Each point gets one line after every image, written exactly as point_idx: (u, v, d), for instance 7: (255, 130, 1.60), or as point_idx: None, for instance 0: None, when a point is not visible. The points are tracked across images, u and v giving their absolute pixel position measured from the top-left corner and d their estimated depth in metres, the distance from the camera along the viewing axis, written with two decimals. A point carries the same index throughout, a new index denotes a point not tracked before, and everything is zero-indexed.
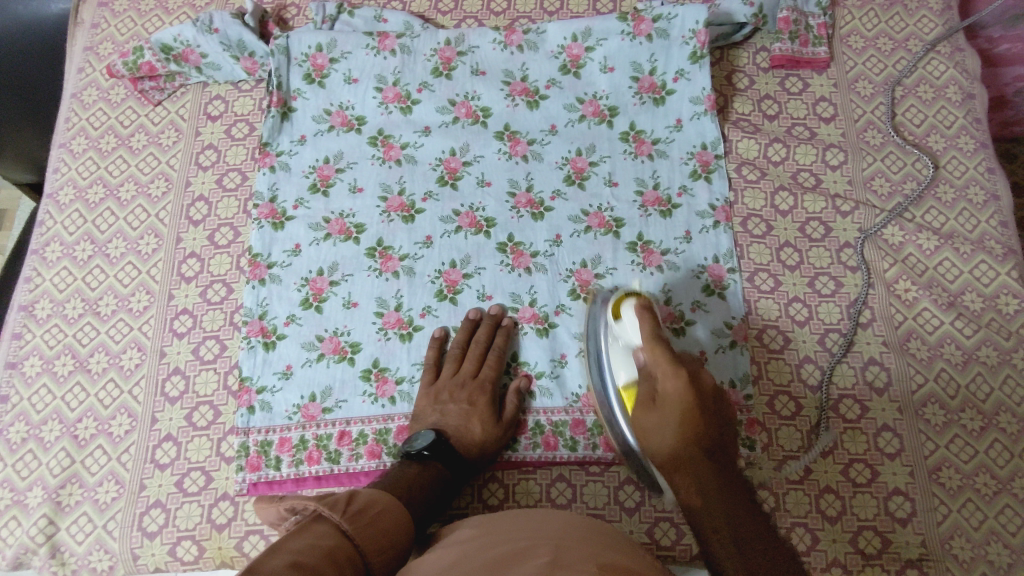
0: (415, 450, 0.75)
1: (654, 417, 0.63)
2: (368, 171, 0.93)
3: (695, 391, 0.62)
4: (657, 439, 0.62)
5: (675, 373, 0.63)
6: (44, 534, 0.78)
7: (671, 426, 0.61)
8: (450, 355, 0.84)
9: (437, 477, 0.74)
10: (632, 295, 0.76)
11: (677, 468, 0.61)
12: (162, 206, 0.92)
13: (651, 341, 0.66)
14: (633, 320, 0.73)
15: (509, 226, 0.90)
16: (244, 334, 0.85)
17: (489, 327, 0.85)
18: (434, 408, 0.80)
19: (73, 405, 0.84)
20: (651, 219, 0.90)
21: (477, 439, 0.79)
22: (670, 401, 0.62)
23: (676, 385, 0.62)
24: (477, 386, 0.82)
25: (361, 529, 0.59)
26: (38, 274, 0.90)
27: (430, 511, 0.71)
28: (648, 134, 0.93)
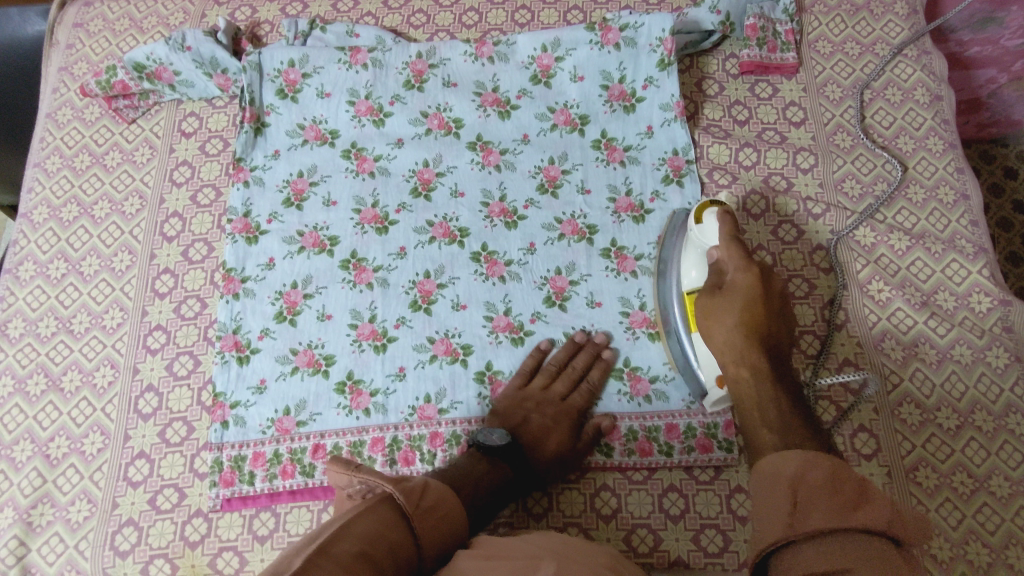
0: (490, 442, 0.73)
1: (720, 304, 0.69)
2: (342, 184, 0.93)
3: (764, 289, 0.68)
4: (720, 324, 0.68)
5: (745, 267, 0.68)
6: (15, 556, 0.77)
7: (736, 320, 0.67)
8: (547, 369, 0.83)
9: (504, 478, 0.71)
10: (717, 206, 0.77)
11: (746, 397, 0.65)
12: (136, 223, 0.92)
13: (729, 241, 0.71)
14: (714, 226, 0.75)
15: (483, 236, 0.91)
16: (218, 349, 0.85)
17: (575, 345, 0.84)
18: (519, 411, 0.80)
19: (45, 424, 0.83)
20: (624, 225, 0.91)
21: (547, 457, 0.77)
22: (739, 287, 0.68)
23: (747, 276, 0.68)
24: (565, 408, 0.81)
25: (426, 526, 0.55)
26: (11, 294, 0.90)
27: (489, 513, 0.68)
28: (620, 141, 0.94)
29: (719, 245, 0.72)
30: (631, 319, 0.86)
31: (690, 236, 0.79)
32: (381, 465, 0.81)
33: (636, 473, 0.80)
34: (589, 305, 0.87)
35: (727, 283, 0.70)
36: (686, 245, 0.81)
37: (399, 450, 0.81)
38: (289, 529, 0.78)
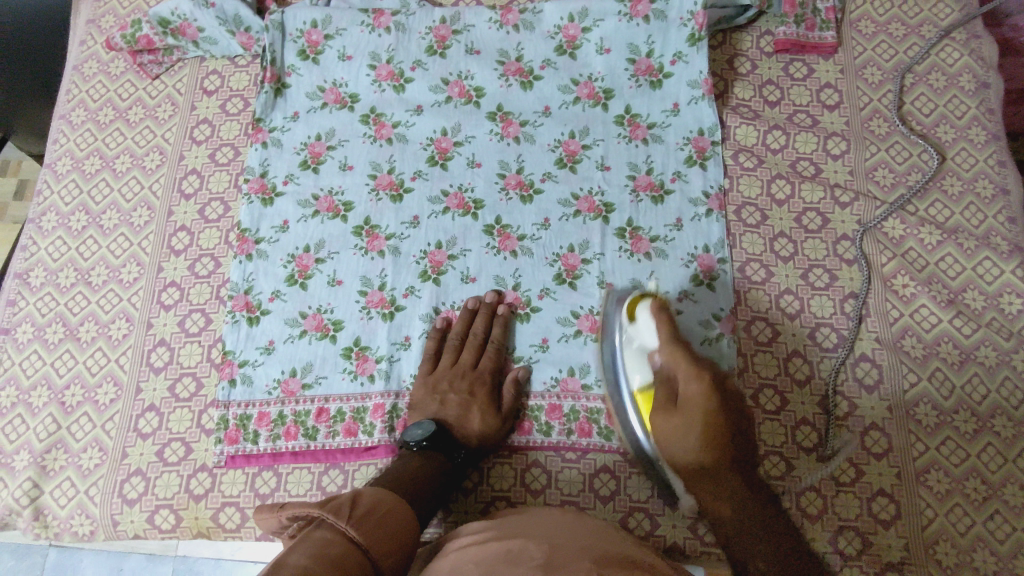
0: (414, 442, 0.75)
1: (678, 420, 0.64)
2: (359, 149, 0.93)
3: (719, 400, 0.62)
4: (682, 446, 0.64)
5: (698, 375, 0.63)
6: (28, 497, 0.80)
7: (696, 428, 0.62)
8: (449, 346, 0.84)
9: (440, 468, 0.73)
10: (649, 299, 0.73)
11: (701, 475, 0.64)
12: (155, 179, 0.93)
13: (673, 344, 0.66)
14: (650, 325, 0.70)
15: (498, 208, 0.90)
16: (229, 308, 0.86)
17: (467, 317, 0.85)
18: (434, 397, 0.80)
19: (61, 371, 0.85)
20: (643, 205, 0.89)
21: (475, 431, 0.78)
22: (692, 403, 0.63)
23: (698, 388, 0.63)
24: (476, 377, 0.82)
25: (370, 531, 0.56)
26: (33, 243, 0.91)
27: (433, 502, 0.70)
28: (644, 118, 0.91)
29: (661, 349, 0.68)
30: None
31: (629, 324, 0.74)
32: (379, 432, 0.81)
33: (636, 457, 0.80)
34: (600, 285, 0.86)
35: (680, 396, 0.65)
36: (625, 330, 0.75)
37: (398, 418, 0.81)
38: (290, 489, 0.80)
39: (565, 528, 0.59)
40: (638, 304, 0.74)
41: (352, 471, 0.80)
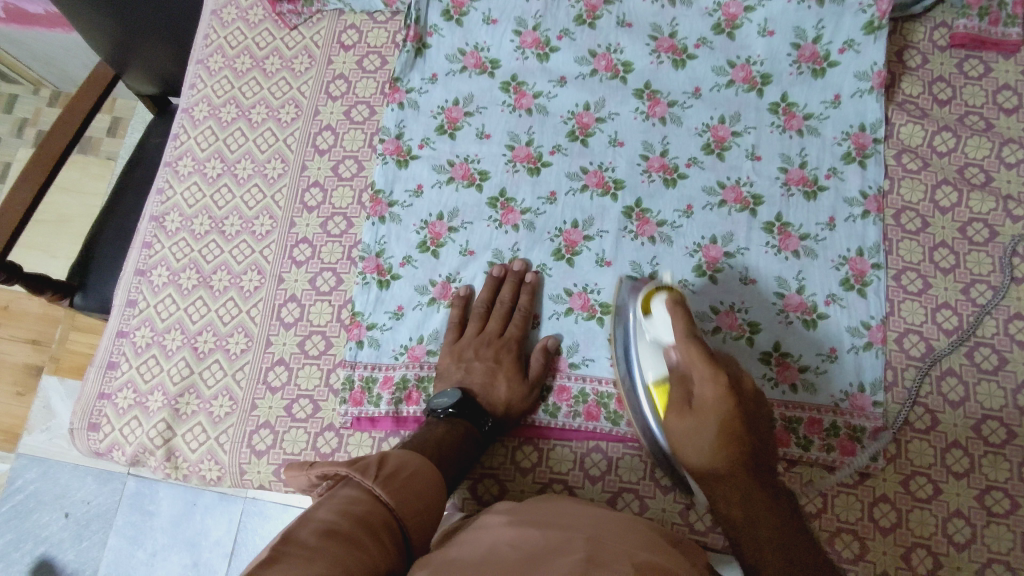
0: (440, 409, 0.74)
1: (692, 421, 0.65)
2: (497, 118, 0.90)
3: (735, 400, 0.63)
4: (692, 449, 0.65)
5: (713, 377, 0.63)
6: (161, 438, 0.81)
7: (710, 435, 0.64)
8: (475, 314, 0.83)
9: (468, 434, 0.73)
10: (666, 290, 0.71)
11: (709, 476, 0.65)
12: (291, 132, 0.92)
13: (686, 342, 0.65)
14: (666, 317, 0.69)
15: (639, 190, 0.86)
16: (360, 269, 0.85)
17: (492, 285, 0.83)
18: (458, 365, 0.79)
19: (194, 318, 0.86)
20: (794, 200, 0.84)
21: (502, 398, 0.78)
22: (709, 405, 0.64)
23: (715, 389, 0.63)
24: (503, 344, 0.81)
25: (394, 492, 0.57)
26: (170, 187, 0.92)
27: (464, 467, 0.71)
28: (801, 108, 0.87)
29: (678, 346, 0.67)
30: (786, 301, 0.81)
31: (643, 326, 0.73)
32: None
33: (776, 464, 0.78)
34: (743, 281, 0.83)
35: (695, 400, 0.66)
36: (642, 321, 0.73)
37: None
38: None
39: (604, 523, 0.60)
40: (653, 295, 0.72)
41: None
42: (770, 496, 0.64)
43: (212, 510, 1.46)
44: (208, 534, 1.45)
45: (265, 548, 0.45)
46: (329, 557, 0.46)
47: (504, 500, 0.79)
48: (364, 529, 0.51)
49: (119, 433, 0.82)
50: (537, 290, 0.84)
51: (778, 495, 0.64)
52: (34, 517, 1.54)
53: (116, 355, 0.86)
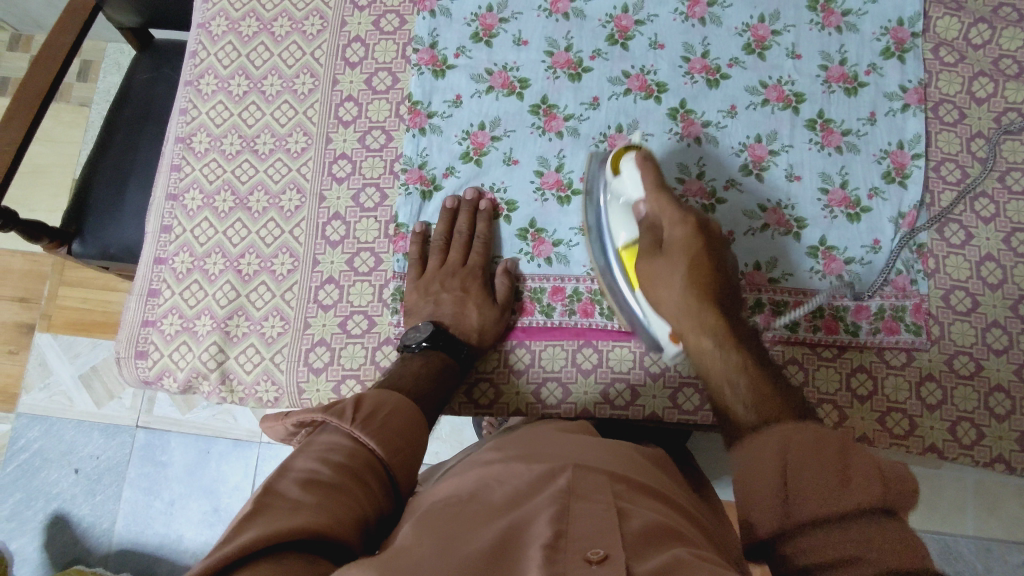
0: (415, 343, 0.75)
1: (663, 262, 0.73)
2: (534, 23, 0.88)
3: (701, 238, 0.73)
4: (668, 285, 0.72)
5: (682, 219, 0.73)
6: (215, 361, 0.80)
7: (683, 262, 0.72)
8: (434, 247, 0.83)
9: (445, 364, 0.74)
10: (633, 149, 0.77)
11: (686, 314, 0.70)
12: (317, 45, 0.90)
13: (658, 193, 0.74)
14: (635, 173, 0.76)
15: (682, 93, 0.86)
16: (404, 181, 0.84)
17: (446, 217, 0.83)
18: (426, 300, 0.80)
19: (235, 241, 0.84)
20: (835, 97, 0.85)
21: (475, 324, 0.79)
22: (680, 245, 0.73)
23: (684, 230, 0.73)
24: (467, 273, 0.81)
25: (377, 434, 0.57)
26: (194, 107, 0.89)
27: (446, 395, 0.71)
28: (840, 4, 0.86)
29: (647, 199, 0.75)
30: (830, 196, 0.83)
31: (609, 187, 0.79)
32: (560, 314, 0.82)
33: (827, 351, 0.80)
34: (788, 179, 0.83)
35: (666, 240, 0.75)
36: (606, 200, 0.80)
37: (579, 301, 0.81)
38: (479, 367, 0.81)
39: (582, 445, 0.62)
40: (622, 155, 0.78)
41: (538, 351, 0.81)
42: (744, 343, 0.67)
43: (227, 456, 1.47)
44: (225, 481, 1.45)
45: (248, 501, 0.47)
46: (308, 506, 0.47)
47: (569, 402, 0.80)
48: (347, 477, 0.52)
49: (169, 359, 0.81)
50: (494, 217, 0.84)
51: (757, 354, 0.66)
52: (43, 475, 1.51)
53: (157, 282, 0.84)
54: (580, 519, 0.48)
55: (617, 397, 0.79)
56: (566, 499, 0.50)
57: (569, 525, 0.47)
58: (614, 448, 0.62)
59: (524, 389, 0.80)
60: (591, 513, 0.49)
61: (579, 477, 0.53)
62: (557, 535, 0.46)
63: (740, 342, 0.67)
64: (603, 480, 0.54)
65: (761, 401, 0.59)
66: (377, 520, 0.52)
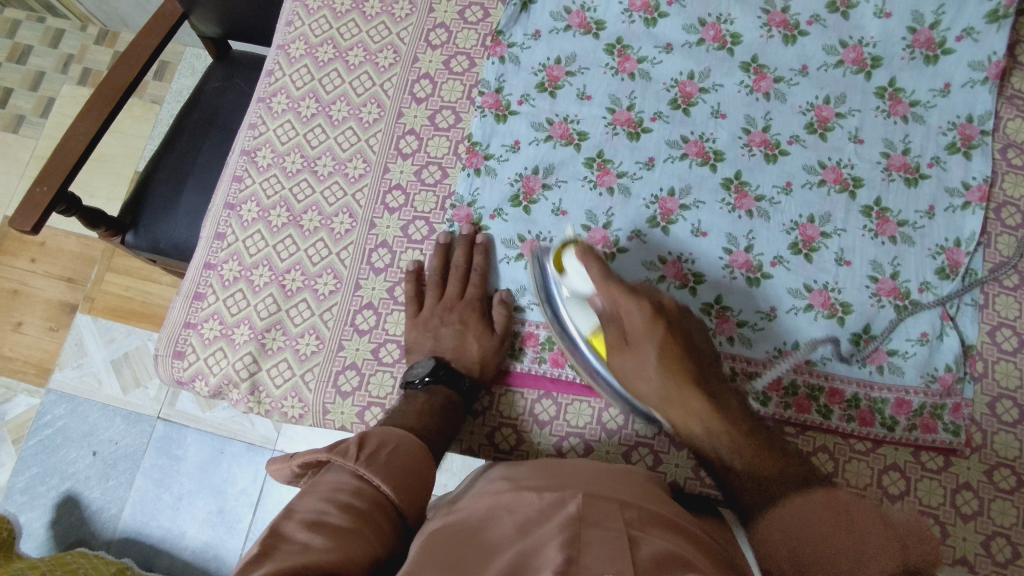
0: (415, 381, 0.76)
1: (631, 357, 0.70)
2: (599, 79, 0.90)
3: (663, 313, 0.70)
4: (642, 378, 0.70)
5: (639, 306, 0.69)
6: (248, 370, 0.82)
7: (653, 349, 0.69)
8: (430, 283, 0.83)
9: (446, 399, 0.75)
10: (572, 245, 0.75)
11: (673, 404, 0.68)
12: (388, 78, 0.93)
13: (606, 282, 0.70)
14: (579, 270, 0.73)
15: (739, 163, 0.86)
16: (451, 218, 0.86)
17: (440, 253, 0.84)
18: (428, 335, 0.81)
19: (283, 256, 0.86)
20: (894, 186, 0.84)
21: (476, 356, 0.79)
22: (643, 334, 0.70)
23: (644, 321, 0.70)
24: (465, 305, 0.82)
25: (384, 473, 0.58)
26: (263, 123, 0.93)
27: (448, 428, 0.73)
28: (908, 94, 0.86)
29: (598, 292, 0.71)
30: (880, 285, 0.81)
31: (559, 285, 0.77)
32: None
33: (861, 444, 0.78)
34: (837, 263, 0.82)
35: (629, 333, 0.71)
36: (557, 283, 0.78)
37: None
38: (501, 410, 0.81)
39: (598, 479, 0.61)
40: (563, 253, 0.75)
41: (564, 403, 0.80)
42: (753, 434, 0.67)
43: (239, 459, 1.48)
44: (234, 483, 1.46)
45: (255, 544, 0.46)
46: (318, 546, 0.47)
47: (589, 458, 0.79)
48: (361, 518, 0.52)
49: (205, 363, 0.83)
50: (490, 248, 0.84)
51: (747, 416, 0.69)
52: (62, 453, 1.53)
53: (204, 287, 0.86)
54: (593, 548, 0.46)
55: (638, 460, 0.78)
56: (576, 526, 0.49)
57: (580, 551, 0.46)
58: (633, 484, 0.61)
59: (546, 440, 0.80)
60: (603, 539, 0.47)
61: (590, 503, 0.52)
62: (567, 561, 0.45)
63: (749, 429, 0.68)
64: (615, 507, 0.53)
65: (755, 475, 0.65)
66: (388, 557, 0.52)
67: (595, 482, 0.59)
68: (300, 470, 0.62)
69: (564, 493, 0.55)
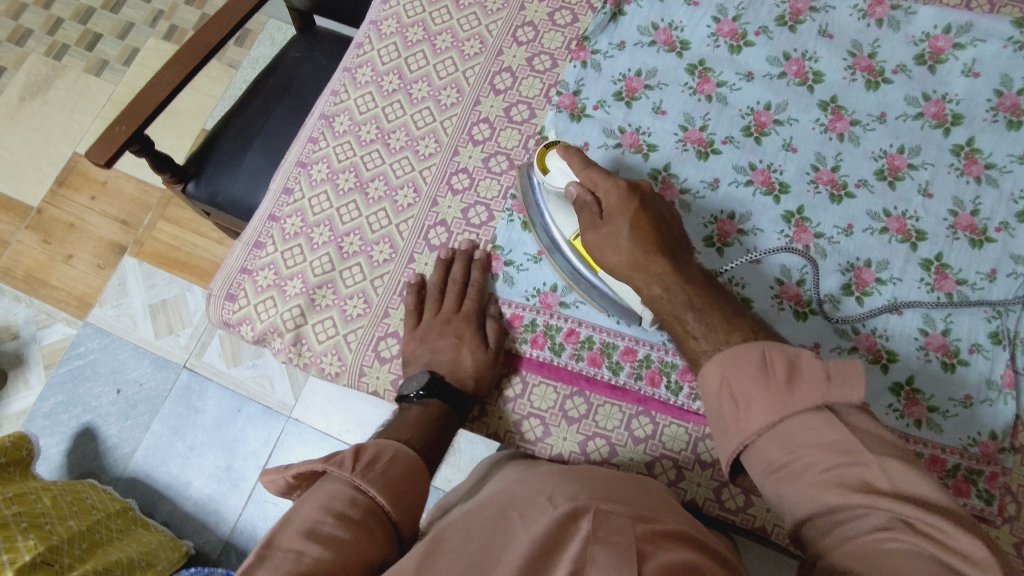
0: (411, 395, 0.77)
1: (606, 234, 0.74)
2: (677, 96, 0.91)
3: (635, 197, 0.74)
4: (614, 249, 0.74)
5: (616, 184, 0.74)
6: (294, 323, 0.84)
7: (625, 226, 0.73)
8: (429, 297, 0.84)
9: (439, 412, 0.75)
10: (555, 146, 0.80)
11: (636, 269, 0.72)
12: (471, 66, 0.96)
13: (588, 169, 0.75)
14: (561, 167, 0.78)
15: (803, 199, 0.86)
16: (509, 207, 0.87)
17: (440, 267, 0.85)
18: (423, 349, 0.81)
19: (345, 219, 0.89)
20: (958, 244, 0.83)
21: (470, 369, 0.79)
22: (617, 210, 0.74)
23: (615, 197, 0.74)
24: (462, 318, 0.82)
25: (384, 487, 0.59)
26: (345, 91, 0.96)
27: (442, 442, 0.73)
28: (985, 155, 0.85)
29: (578, 183, 0.76)
30: (929, 339, 0.80)
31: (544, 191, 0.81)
32: (625, 375, 0.79)
33: None
34: (889, 311, 0.81)
35: (605, 215, 0.75)
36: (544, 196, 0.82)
37: (648, 368, 0.79)
38: (533, 401, 0.82)
39: (615, 487, 0.61)
40: (546, 156, 0.80)
41: (595, 405, 0.81)
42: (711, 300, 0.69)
43: (255, 420, 1.51)
44: (245, 442, 1.49)
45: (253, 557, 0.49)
46: (313, 557, 0.49)
47: (612, 463, 0.79)
48: (357, 534, 0.53)
49: (254, 309, 0.86)
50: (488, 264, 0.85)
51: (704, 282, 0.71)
52: (87, 386, 1.58)
53: (264, 237, 0.89)
54: (598, 566, 0.47)
55: (660, 472, 0.78)
56: (586, 544, 0.49)
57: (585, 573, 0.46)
58: (650, 495, 0.61)
59: (571, 438, 0.80)
60: (610, 556, 0.48)
61: (602, 517, 0.52)
62: None
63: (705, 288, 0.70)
64: (629, 521, 0.53)
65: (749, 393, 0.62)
66: (381, 566, 0.54)
67: (610, 490, 0.59)
68: (296, 481, 0.61)
69: (578, 502, 0.55)
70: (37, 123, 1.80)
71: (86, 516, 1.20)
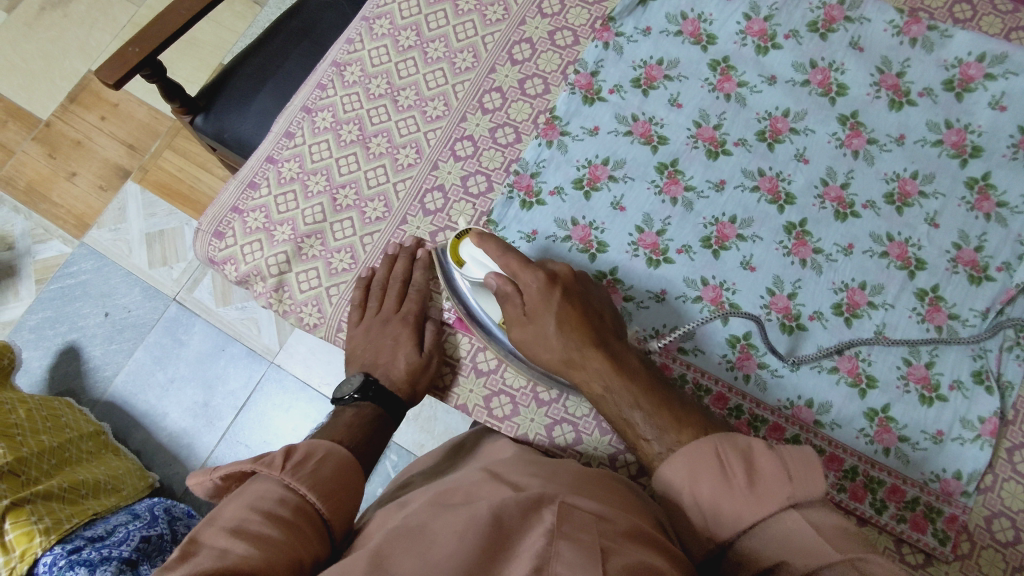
0: (347, 397, 0.76)
1: (529, 329, 0.73)
2: (695, 91, 0.89)
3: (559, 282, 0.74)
4: (541, 348, 0.73)
5: (536, 274, 0.73)
6: (278, 269, 0.84)
7: (549, 326, 0.72)
8: (370, 292, 0.82)
9: (374, 416, 0.75)
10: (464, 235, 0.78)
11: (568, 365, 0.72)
12: (491, 32, 0.94)
13: (505, 256, 0.73)
14: (473, 254, 0.76)
15: (807, 212, 0.84)
16: (511, 182, 0.86)
17: (386, 263, 0.83)
18: (361, 350, 0.81)
19: (342, 171, 0.88)
20: (956, 278, 0.81)
21: (403, 371, 0.78)
22: (538, 305, 0.73)
23: (537, 283, 0.73)
24: (400, 320, 0.81)
25: (316, 487, 0.59)
26: (360, 41, 0.94)
27: (377, 446, 0.73)
28: (998, 193, 0.83)
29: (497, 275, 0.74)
30: (912, 369, 0.79)
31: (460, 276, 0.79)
32: None
33: (846, 519, 0.76)
34: (875, 335, 0.80)
35: (527, 308, 0.73)
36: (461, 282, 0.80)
37: None
38: (506, 378, 0.81)
39: (584, 485, 0.60)
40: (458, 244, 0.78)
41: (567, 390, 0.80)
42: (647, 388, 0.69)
43: (237, 361, 1.51)
44: (225, 381, 1.50)
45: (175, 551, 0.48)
46: (239, 552, 0.48)
47: (576, 450, 0.78)
48: (288, 532, 0.53)
49: (240, 250, 0.85)
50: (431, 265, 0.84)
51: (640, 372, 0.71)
52: (76, 306, 1.58)
53: (260, 178, 0.88)
54: (565, 565, 0.46)
55: (622, 467, 0.77)
56: (550, 540, 0.48)
57: (548, 565, 0.46)
58: (615, 494, 0.61)
59: (538, 420, 0.79)
60: (574, 554, 0.46)
61: (566, 515, 0.52)
62: None
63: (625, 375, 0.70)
64: (594, 520, 0.52)
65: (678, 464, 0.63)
66: (312, 565, 0.53)
67: (577, 487, 0.59)
68: (225, 482, 0.60)
69: (545, 497, 0.54)
70: (55, 35, 1.77)
71: (58, 434, 1.20)
